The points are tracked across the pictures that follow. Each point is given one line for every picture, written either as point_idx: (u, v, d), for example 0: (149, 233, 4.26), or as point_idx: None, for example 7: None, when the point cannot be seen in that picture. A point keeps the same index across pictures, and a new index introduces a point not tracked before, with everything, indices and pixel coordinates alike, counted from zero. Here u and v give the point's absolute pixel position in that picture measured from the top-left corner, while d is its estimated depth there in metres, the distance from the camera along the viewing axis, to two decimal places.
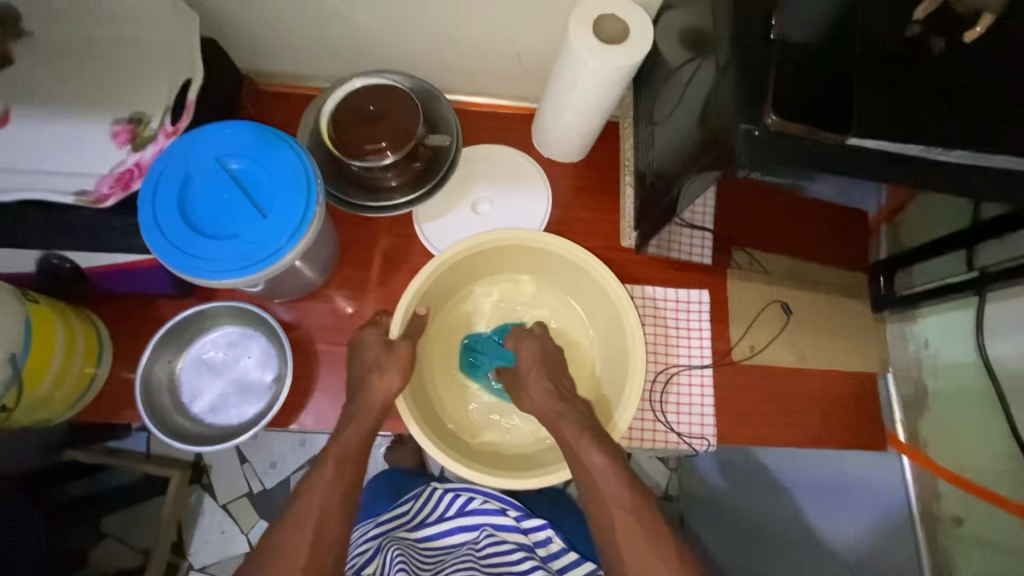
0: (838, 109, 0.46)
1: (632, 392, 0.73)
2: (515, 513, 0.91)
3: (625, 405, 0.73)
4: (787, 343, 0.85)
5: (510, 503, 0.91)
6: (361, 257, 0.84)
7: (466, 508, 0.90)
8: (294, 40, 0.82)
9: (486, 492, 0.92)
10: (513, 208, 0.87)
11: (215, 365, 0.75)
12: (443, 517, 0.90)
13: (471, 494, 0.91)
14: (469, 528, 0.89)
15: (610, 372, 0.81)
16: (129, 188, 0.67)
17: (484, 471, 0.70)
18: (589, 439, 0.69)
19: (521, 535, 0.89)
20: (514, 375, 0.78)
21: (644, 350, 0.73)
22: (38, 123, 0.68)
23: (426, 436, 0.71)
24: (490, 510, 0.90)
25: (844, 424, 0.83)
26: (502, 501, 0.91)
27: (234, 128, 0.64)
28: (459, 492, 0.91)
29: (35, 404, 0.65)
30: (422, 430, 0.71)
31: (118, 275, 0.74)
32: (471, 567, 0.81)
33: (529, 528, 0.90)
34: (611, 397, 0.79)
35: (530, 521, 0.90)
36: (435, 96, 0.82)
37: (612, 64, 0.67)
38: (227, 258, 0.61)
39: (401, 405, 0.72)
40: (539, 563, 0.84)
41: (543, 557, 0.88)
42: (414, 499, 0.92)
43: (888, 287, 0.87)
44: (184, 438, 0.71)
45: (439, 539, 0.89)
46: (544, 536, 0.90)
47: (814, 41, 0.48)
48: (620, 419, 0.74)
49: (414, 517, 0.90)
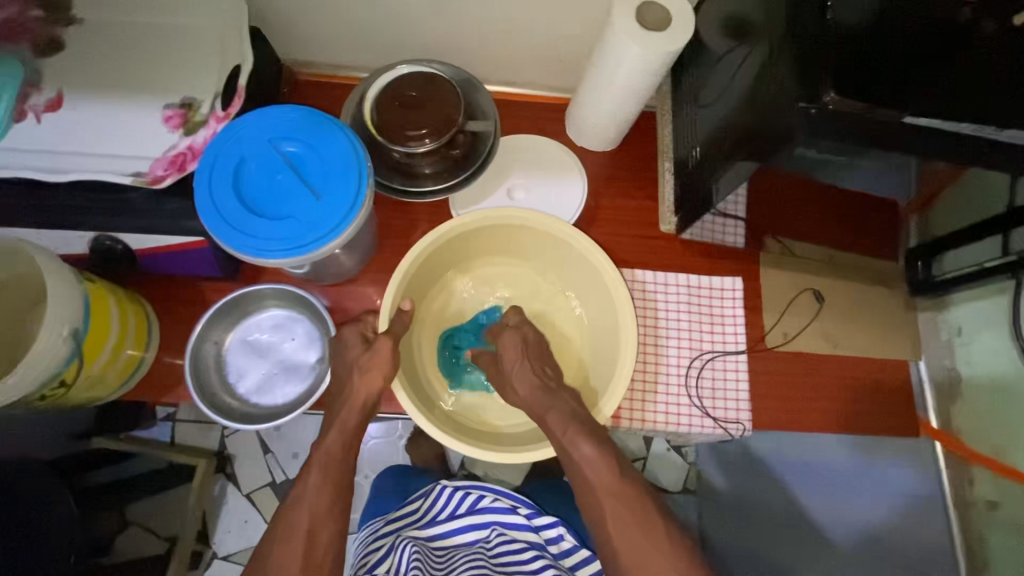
0: (892, 89, 0.47)
1: (619, 381, 0.71)
2: (527, 510, 0.88)
3: (611, 391, 0.72)
4: (820, 330, 0.85)
5: (520, 500, 0.88)
6: (399, 243, 0.85)
7: (476, 505, 0.86)
8: (334, 30, 0.84)
9: (496, 488, 0.89)
10: (548, 195, 0.88)
11: (260, 346, 0.77)
12: (454, 514, 0.87)
13: (482, 491, 0.87)
14: (479, 527, 0.85)
15: (598, 358, 0.80)
16: (184, 169, 0.68)
17: (471, 446, 0.69)
18: (577, 431, 0.66)
19: (533, 534, 0.85)
20: (497, 366, 0.75)
21: (636, 333, 0.72)
22: (92, 107, 0.70)
23: (419, 411, 0.70)
24: (501, 508, 0.87)
25: (877, 411, 0.84)
26: (513, 499, 0.87)
27: (288, 112, 0.65)
28: (469, 489, 0.87)
29: (89, 380, 0.66)
30: (412, 403, 0.70)
31: (166, 257, 0.75)
32: (483, 565, 0.78)
33: (541, 525, 0.86)
34: (598, 381, 0.77)
35: (541, 519, 0.86)
36: (475, 85, 0.84)
37: (654, 51, 0.68)
38: (280, 238, 0.62)
39: (397, 385, 0.69)
40: (551, 561, 0.81)
41: (556, 555, 0.84)
42: (423, 498, 0.89)
43: (925, 272, 0.87)
44: (231, 416, 0.73)
45: (449, 538, 0.85)
46: (556, 533, 0.86)
47: (867, 23, 0.49)
48: (604, 406, 0.72)
49: (423, 516, 0.87)
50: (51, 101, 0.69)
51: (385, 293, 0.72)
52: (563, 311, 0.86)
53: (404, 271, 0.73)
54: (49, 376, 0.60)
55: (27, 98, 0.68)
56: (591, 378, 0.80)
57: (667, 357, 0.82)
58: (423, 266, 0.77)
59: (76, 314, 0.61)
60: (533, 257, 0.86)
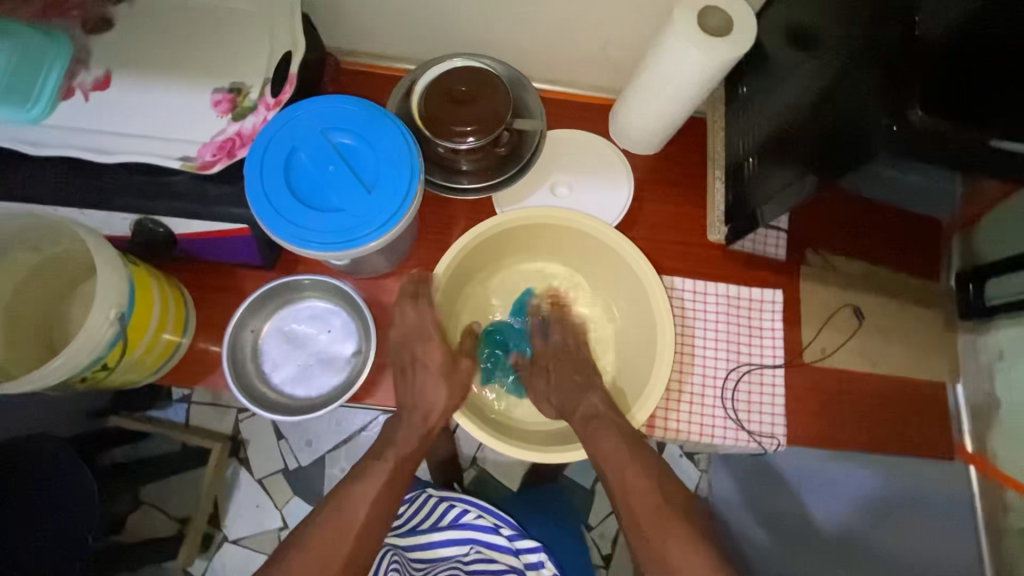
0: (980, 109, 0.46)
1: (654, 386, 0.71)
2: (509, 531, 0.89)
3: (647, 395, 0.72)
4: (859, 347, 0.84)
5: (506, 521, 0.89)
6: (438, 238, 0.84)
7: (458, 520, 0.88)
8: (382, 19, 0.82)
9: (481, 505, 0.89)
10: (591, 196, 0.86)
11: (296, 336, 0.76)
12: (436, 525, 0.88)
13: (467, 506, 0.89)
14: (458, 541, 0.88)
15: (632, 365, 0.79)
16: (233, 156, 0.67)
17: (532, 451, 0.68)
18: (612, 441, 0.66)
19: (513, 557, 0.88)
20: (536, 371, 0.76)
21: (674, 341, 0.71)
22: (139, 87, 0.69)
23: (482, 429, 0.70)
24: (483, 526, 0.88)
25: (913, 432, 0.83)
26: (496, 518, 0.88)
27: (343, 102, 0.65)
28: (455, 502, 0.89)
29: (130, 364, 0.66)
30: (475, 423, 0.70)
31: (206, 243, 0.74)
32: None
33: (522, 549, 0.88)
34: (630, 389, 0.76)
35: (523, 543, 0.88)
36: (523, 83, 0.82)
37: (714, 57, 0.66)
38: (330, 230, 0.61)
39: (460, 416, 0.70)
40: None
41: None
42: (409, 503, 0.90)
43: (977, 295, 0.86)
44: (268, 406, 0.72)
45: (429, 549, 0.87)
46: (536, 559, 0.88)
47: (955, 37, 0.47)
48: (639, 411, 0.72)
49: (406, 522, 0.88)
50: (99, 79, 0.68)
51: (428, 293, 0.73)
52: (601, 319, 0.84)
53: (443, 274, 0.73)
54: (94, 360, 0.59)
55: (74, 77, 0.68)
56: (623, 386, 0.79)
57: (703, 367, 0.81)
58: (463, 262, 0.76)
59: (122, 298, 0.60)
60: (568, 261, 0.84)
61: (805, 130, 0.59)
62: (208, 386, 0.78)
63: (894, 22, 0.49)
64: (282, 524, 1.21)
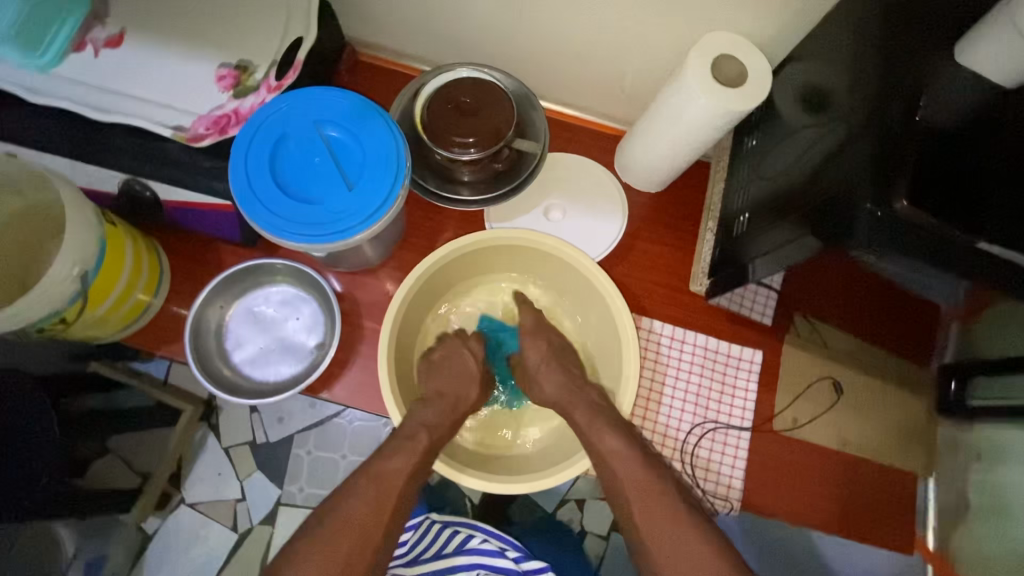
0: (970, 208, 0.44)
1: (629, 381, 0.70)
2: (515, 554, 0.82)
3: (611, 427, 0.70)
4: (832, 423, 0.82)
5: (510, 543, 0.83)
6: (423, 244, 0.84)
7: (464, 545, 0.81)
8: (403, 18, 0.82)
9: (488, 529, 0.84)
10: (585, 226, 0.85)
11: (264, 319, 0.76)
12: (441, 553, 0.81)
13: (472, 530, 0.83)
14: (467, 569, 0.80)
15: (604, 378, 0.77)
16: (225, 133, 0.67)
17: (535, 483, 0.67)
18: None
19: None
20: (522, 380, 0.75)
21: (638, 383, 0.70)
22: (147, 50, 0.69)
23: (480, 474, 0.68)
24: (489, 550, 0.81)
25: (873, 518, 0.80)
26: (502, 540, 0.82)
27: (338, 96, 0.64)
28: (459, 527, 0.83)
29: (92, 321, 0.66)
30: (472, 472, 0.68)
31: (190, 213, 0.74)
32: None
33: (529, 570, 0.81)
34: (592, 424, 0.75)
35: (530, 563, 0.81)
36: (532, 103, 0.82)
37: (721, 107, 0.65)
38: (305, 222, 0.61)
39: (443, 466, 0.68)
40: None
41: None
42: (413, 529, 0.84)
43: (958, 393, 0.81)
44: (222, 385, 0.72)
45: None
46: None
47: (954, 129, 0.45)
48: (623, 402, 0.71)
49: (411, 550, 0.82)
50: (113, 37, 0.69)
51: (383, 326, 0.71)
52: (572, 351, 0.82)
53: (407, 292, 0.72)
54: (51, 313, 0.59)
55: (88, 32, 0.68)
56: None
57: (668, 418, 0.80)
58: (438, 273, 0.75)
59: (89, 257, 0.60)
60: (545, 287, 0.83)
61: (797, 196, 0.57)
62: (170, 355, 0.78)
63: (898, 104, 0.47)
64: (241, 497, 1.12)
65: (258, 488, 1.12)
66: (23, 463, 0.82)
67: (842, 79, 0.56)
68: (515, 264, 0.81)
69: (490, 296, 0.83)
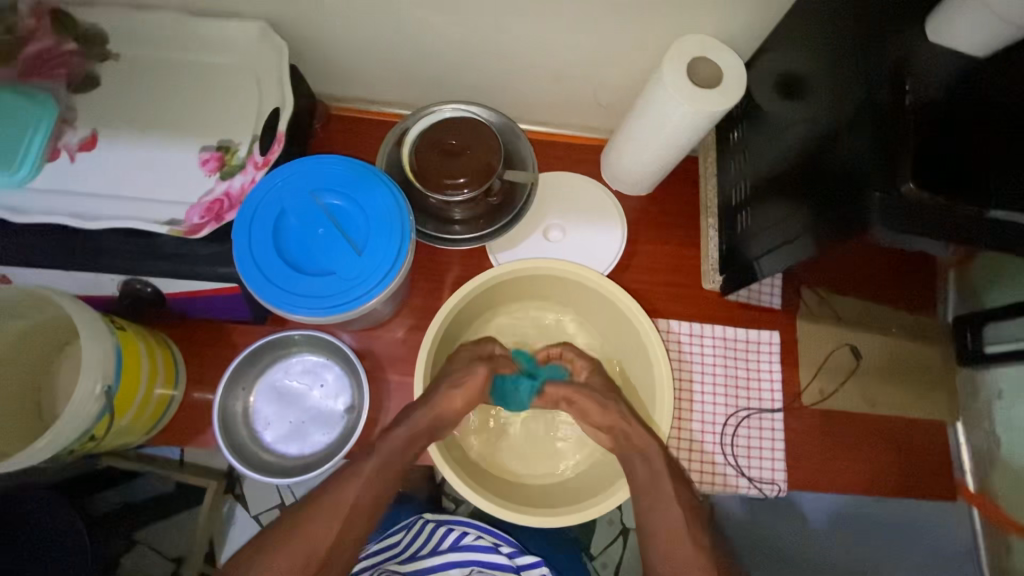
0: (972, 182, 0.46)
1: (664, 410, 0.71)
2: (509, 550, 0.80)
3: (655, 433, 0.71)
4: (857, 388, 0.84)
5: (504, 538, 0.80)
6: (430, 286, 0.83)
7: (457, 542, 0.79)
8: (373, 69, 0.82)
9: (481, 525, 0.81)
10: (586, 239, 0.86)
11: (288, 393, 0.75)
12: (435, 551, 0.79)
13: (464, 526, 0.80)
14: (458, 566, 0.77)
15: (635, 401, 0.78)
16: (220, 219, 0.66)
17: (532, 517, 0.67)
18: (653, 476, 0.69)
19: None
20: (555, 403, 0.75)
21: (673, 387, 0.70)
22: (124, 147, 0.68)
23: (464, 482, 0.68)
24: (483, 547, 0.79)
25: (912, 470, 0.82)
26: (495, 536, 0.80)
27: (330, 163, 0.64)
28: (452, 525, 0.80)
29: (120, 430, 0.65)
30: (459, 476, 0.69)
31: (196, 301, 0.73)
32: None
33: (522, 566, 0.79)
34: None
35: (524, 558, 0.79)
36: (515, 131, 0.82)
37: (705, 109, 0.66)
38: (320, 295, 0.61)
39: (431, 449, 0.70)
40: None
41: None
42: (406, 530, 0.82)
43: (974, 343, 0.85)
44: (261, 469, 0.71)
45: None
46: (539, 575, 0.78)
47: (945, 107, 0.47)
48: (664, 424, 0.72)
49: (404, 550, 0.79)
50: (85, 140, 0.68)
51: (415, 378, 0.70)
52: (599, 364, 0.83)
53: (431, 343, 0.71)
54: (81, 433, 0.58)
55: (60, 138, 0.67)
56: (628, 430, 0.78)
57: (703, 413, 0.81)
58: (456, 316, 0.75)
59: (109, 370, 0.59)
60: (560, 307, 0.83)
61: (801, 187, 0.58)
62: (199, 445, 0.77)
63: (885, 88, 0.48)
64: None
65: None
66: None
67: (819, 65, 0.58)
68: (528, 292, 0.81)
69: (509, 326, 0.83)
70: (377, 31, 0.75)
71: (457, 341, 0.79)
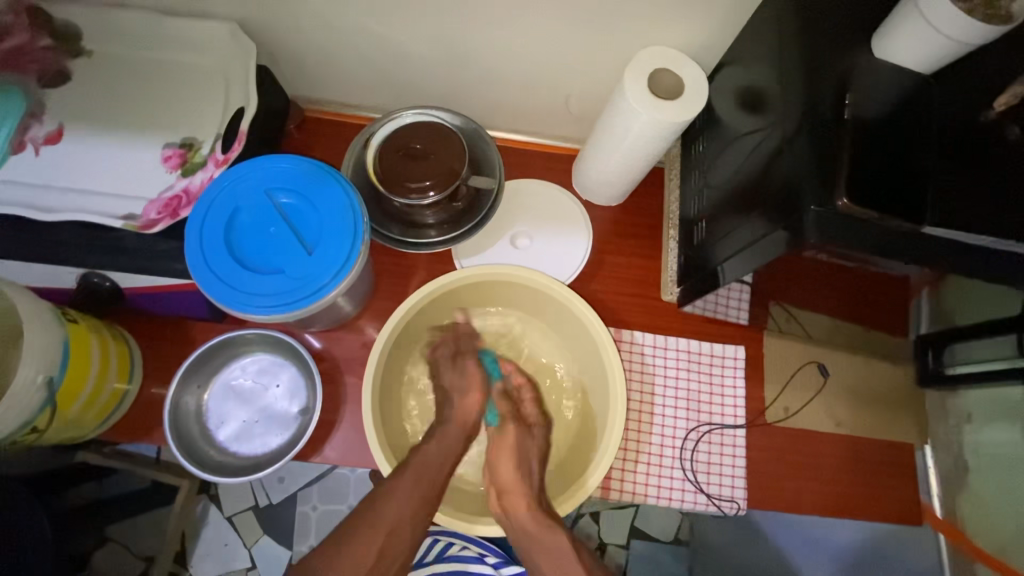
0: (909, 198, 0.46)
1: (613, 432, 0.69)
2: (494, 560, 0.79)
3: (605, 445, 0.69)
4: (822, 407, 0.82)
5: (490, 548, 0.80)
6: (394, 290, 0.83)
7: (443, 553, 0.78)
8: (345, 73, 0.83)
9: (466, 535, 0.80)
10: (552, 248, 0.86)
11: (243, 392, 0.76)
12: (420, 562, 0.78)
13: (450, 537, 0.79)
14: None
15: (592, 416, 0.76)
16: (176, 215, 0.67)
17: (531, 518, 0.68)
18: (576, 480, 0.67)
19: None
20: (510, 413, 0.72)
21: (626, 396, 0.70)
22: (87, 142, 0.69)
23: (395, 472, 0.67)
24: (468, 557, 0.78)
25: (875, 493, 0.80)
26: (481, 546, 0.79)
27: (285, 162, 0.65)
28: (439, 535, 0.80)
29: (67, 422, 0.65)
30: (389, 462, 0.67)
31: (155, 296, 0.73)
32: None
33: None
34: (589, 444, 0.74)
35: (509, 568, 0.78)
36: (482, 136, 0.83)
37: (663, 120, 0.65)
38: (267, 293, 0.61)
39: (368, 426, 0.67)
40: None
41: None
42: None
43: (936, 363, 0.83)
44: (208, 467, 0.71)
45: None
46: None
47: (884, 123, 0.47)
48: (591, 477, 0.68)
49: None
50: (52, 133, 0.68)
51: (366, 377, 0.70)
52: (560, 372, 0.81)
53: (386, 343, 0.71)
54: (20, 423, 0.58)
55: (27, 131, 0.68)
56: (579, 445, 0.76)
57: (663, 428, 0.80)
58: (414, 318, 0.75)
59: (51, 361, 0.60)
60: (524, 312, 0.82)
61: (752, 198, 0.58)
62: (154, 442, 0.76)
63: (827, 102, 0.48)
64: (251, 565, 1.12)
65: (268, 553, 1.13)
66: None
67: (769, 79, 0.58)
68: (491, 297, 0.80)
69: (472, 329, 0.82)
70: (345, 35, 0.75)
71: (415, 349, 0.79)
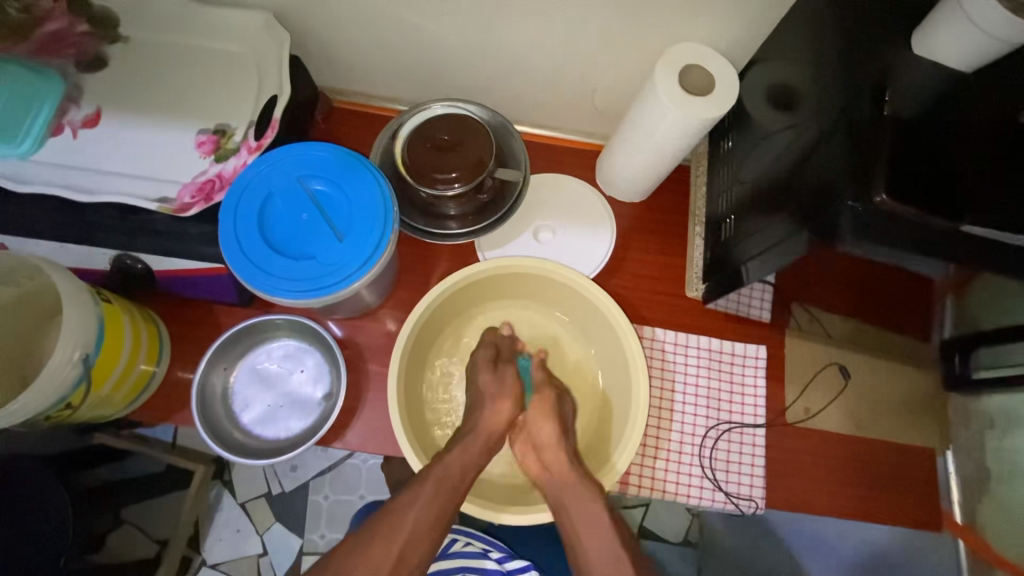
0: (946, 198, 0.46)
1: (636, 429, 0.69)
2: (499, 554, 0.80)
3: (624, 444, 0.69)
4: (844, 409, 0.82)
5: (496, 544, 0.80)
6: (416, 280, 0.84)
7: (447, 550, 0.79)
8: (373, 64, 0.84)
9: (470, 530, 0.81)
10: (574, 243, 0.86)
11: (268, 376, 0.77)
12: None
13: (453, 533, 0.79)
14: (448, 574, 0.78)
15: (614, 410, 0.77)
16: (210, 199, 0.68)
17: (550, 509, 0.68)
18: None
19: None
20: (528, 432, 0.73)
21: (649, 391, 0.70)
22: (124, 126, 0.70)
23: (417, 458, 0.68)
24: (473, 554, 0.79)
25: (889, 499, 0.80)
26: (486, 543, 0.80)
27: (322, 150, 0.66)
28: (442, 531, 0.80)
29: (98, 401, 0.66)
30: (411, 447, 0.68)
31: (183, 279, 0.75)
32: None
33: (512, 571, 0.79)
34: (610, 439, 0.74)
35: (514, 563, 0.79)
36: (508, 130, 0.83)
37: (694, 116, 0.65)
38: (299, 278, 0.61)
39: (393, 414, 0.67)
40: None
41: None
42: None
43: (961, 365, 0.80)
44: (233, 449, 0.72)
45: None
46: None
47: (921, 119, 0.48)
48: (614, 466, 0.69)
49: None
50: (89, 117, 0.69)
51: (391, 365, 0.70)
52: (585, 366, 0.82)
53: (412, 330, 0.71)
54: (56, 399, 0.60)
55: (65, 114, 0.69)
56: (599, 441, 0.77)
57: (681, 426, 0.80)
58: (442, 304, 0.75)
59: (87, 339, 0.61)
60: (549, 305, 0.82)
61: (783, 194, 0.58)
62: (178, 423, 0.78)
63: (866, 97, 0.49)
64: (262, 551, 1.13)
65: (278, 543, 1.14)
66: (46, 548, 0.81)
67: (804, 76, 0.58)
68: (518, 289, 0.81)
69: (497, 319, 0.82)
70: (376, 26, 0.76)
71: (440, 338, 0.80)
